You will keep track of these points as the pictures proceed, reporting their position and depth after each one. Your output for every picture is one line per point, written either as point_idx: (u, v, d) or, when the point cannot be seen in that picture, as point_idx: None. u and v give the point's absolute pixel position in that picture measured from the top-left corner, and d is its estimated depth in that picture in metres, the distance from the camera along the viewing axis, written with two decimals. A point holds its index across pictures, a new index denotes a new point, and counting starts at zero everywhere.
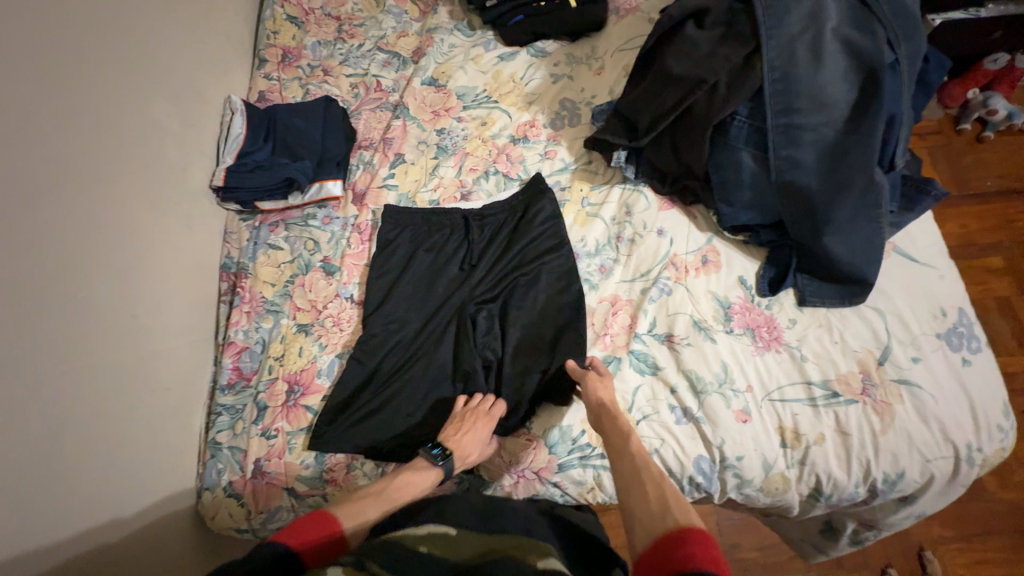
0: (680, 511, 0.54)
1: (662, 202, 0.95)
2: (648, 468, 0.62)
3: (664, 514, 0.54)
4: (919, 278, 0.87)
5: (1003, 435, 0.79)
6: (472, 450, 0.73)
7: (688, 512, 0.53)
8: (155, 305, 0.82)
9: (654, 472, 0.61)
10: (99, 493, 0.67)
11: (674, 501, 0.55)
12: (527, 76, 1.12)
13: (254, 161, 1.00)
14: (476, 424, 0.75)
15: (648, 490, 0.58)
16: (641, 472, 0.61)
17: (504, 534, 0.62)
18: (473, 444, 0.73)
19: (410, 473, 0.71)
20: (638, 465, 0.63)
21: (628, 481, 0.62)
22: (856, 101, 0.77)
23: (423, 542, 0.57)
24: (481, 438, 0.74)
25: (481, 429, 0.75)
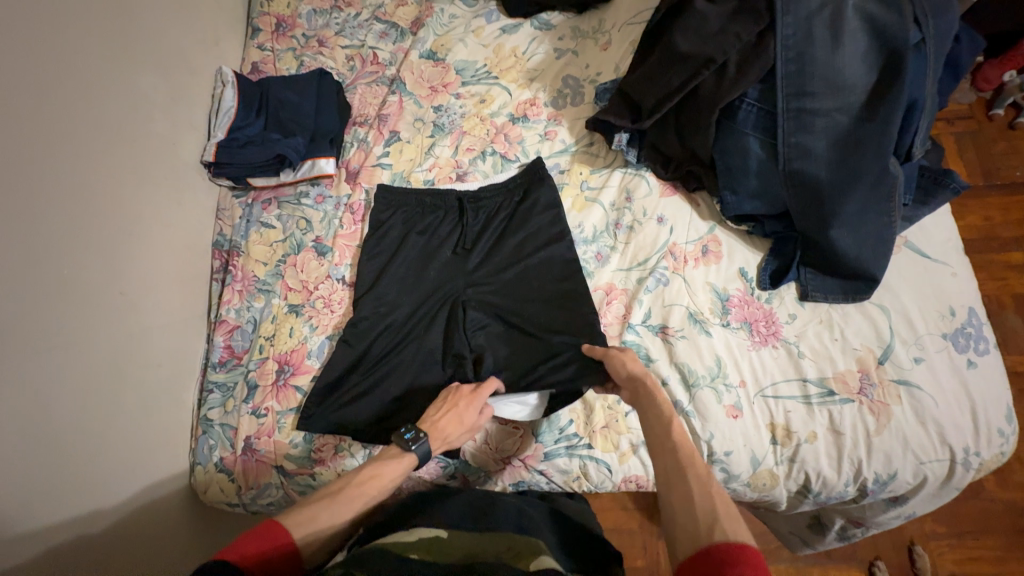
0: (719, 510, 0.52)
1: (664, 188, 0.92)
2: (692, 462, 0.58)
3: (712, 521, 0.51)
4: (930, 274, 0.83)
5: (1004, 441, 0.76)
6: (453, 430, 0.70)
7: (737, 520, 0.51)
8: (146, 284, 0.82)
9: (702, 468, 0.57)
10: (88, 465, 0.68)
11: (723, 508, 0.52)
12: (530, 50, 1.07)
13: (246, 136, 0.98)
14: (459, 404, 0.72)
15: (695, 487, 0.55)
16: (687, 466, 0.57)
17: (496, 536, 0.63)
18: (454, 424, 0.70)
19: (379, 464, 0.66)
20: (683, 456, 0.58)
21: (669, 471, 0.58)
22: (874, 85, 0.73)
23: (413, 549, 0.58)
24: (463, 417, 0.71)
25: (464, 409, 0.71)
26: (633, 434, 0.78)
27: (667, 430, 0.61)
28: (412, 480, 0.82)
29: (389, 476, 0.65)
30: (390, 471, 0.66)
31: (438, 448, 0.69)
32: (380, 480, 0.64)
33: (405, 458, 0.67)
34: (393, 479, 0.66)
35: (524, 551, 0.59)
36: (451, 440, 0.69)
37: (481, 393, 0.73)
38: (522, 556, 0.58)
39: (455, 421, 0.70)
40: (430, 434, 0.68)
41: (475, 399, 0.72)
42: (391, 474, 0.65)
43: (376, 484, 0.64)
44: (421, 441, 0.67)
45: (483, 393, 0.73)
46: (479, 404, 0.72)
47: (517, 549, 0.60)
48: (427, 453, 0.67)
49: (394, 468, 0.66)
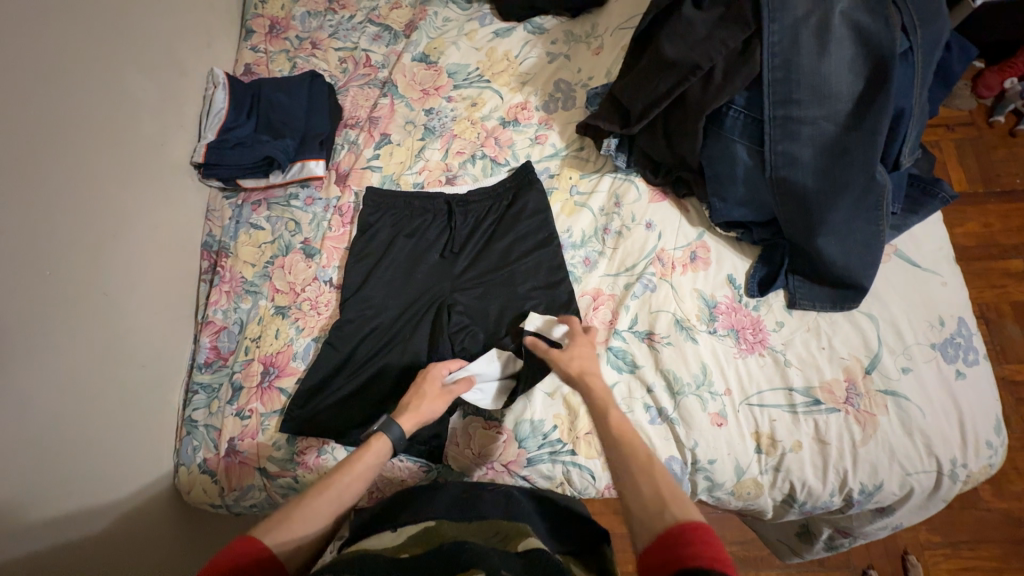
0: (672, 499, 0.53)
1: (653, 193, 0.91)
2: (634, 453, 0.57)
3: (661, 507, 0.52)
4: (919, 284, 0.82)
5: (991, 453, 0.75)
6: (418, 401, 0.71)
7: (683, 502, 0.52)
8: (131, 283, 0.82)
9: (644, 457, 0.57)
10: (71, 465, 0.68)
11: (669, 491, 0.53)
12: (522, 54, 1.07)
13: (236, 137, 0.99)
14: (416, 381, 0.74)
15: (642, 479, 0.55)
16: (630, 458, 0.57)
17: (482, 525, 0.62)
18: (418, 399, 0.71)
19: (352, 456, 0.64)
20: (622, 452, 0.58)
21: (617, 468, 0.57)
22: (862, 93, 0.72)
23: (404, 550, 0.57)
24: (428, 390, 0.72)
25: (421, 381, 0.73)
26: None
27: (605, 422, 0.61)
28: (395, 484, 0.82)
29: (361, 461, 0.63)
30: (367, 458, 0.64)
31: (411, 422, 0.69)
32: (350, 467, 0.63)
33: (377, 442, 0.65)
34: (366, 465, 0.64)
35: (511, 534, 0.60)
36: (422, 411, 0.70)
37: (436, 365, 0.75)
38: (511, 540, 0.58)
39: (420, 396, 0.72)
40: (395, 415, 0.69)
41: (432, 371, 0.74)
42: (364, 461, 0.64)
43: (344, 472, 0.62)
44: (389, 422, 0.67)
45: (439, 364, 0.75)
46: (439, 372, 0.74)
47: (504, 533, 0.60)
48: (400, 436, 0.67)
49: (368, 455, 0.64)
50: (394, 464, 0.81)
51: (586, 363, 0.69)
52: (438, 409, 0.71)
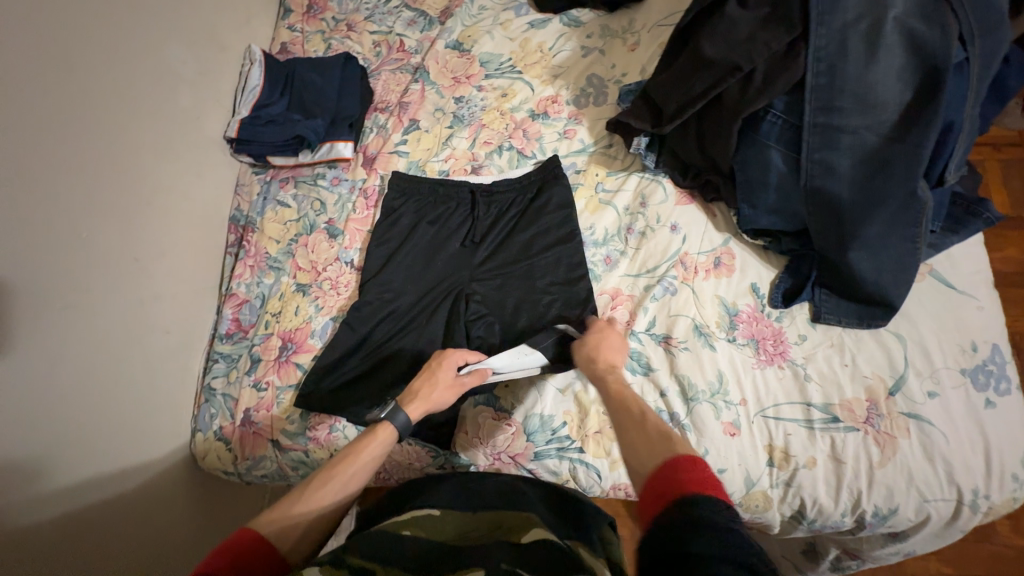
0: (663, 441, 0.55)
1: (681, 195, 0.90)
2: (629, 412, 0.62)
3: (657, 446, 0.55)
4: (953, 306, 0.79)
5: (1017, 487, 0.72)
6: (431, 391, 0.71)
7: (676, 440, 0.55)
8: (159, 251, 0.84)
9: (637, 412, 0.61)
10: (95, 422, 0.71)
11: (660, 433, 0.57)
12: (556, 47, 1.05)
13: (269, 115, 1.00)
14: (431, 365, 0.73)
15: (637, 431, 0.59)
16: (625, 419, 0.61)
17: (484, 515, 0.62)
18: (429, 387, 0.71)
19: (357, 445, 0.66)
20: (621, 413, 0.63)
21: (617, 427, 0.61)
22: (910, 104, 0.69)
23: (408, 526, 0.59)
24: (440, 379, 0.72)
25: (435, 367, 0.73)
26: None
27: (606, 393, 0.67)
28: (404, 467, 0.83)
29: (368, 451, 0.65)
30: (373, 448, 0.65)
31: (419, 410, 0.69)
32: (356, 457, 0.64)
33: (380, 430, 0.67)
34: (372, 455, 0.65)
35: (517, 526, 0.59)
36: (432, 400, 0.70)
37: (453, 353, 0.74)
38: (514, 533, 0.58)
39: (432, 384, 0.71)
40: (403, 402, 0.69)
41: (448, 359, 0.73)
42: (370, 451, 0.65)
43: (351, 462, 0.63)
44: (395, 408, 0.68)
45: (457, 352, 0.74)
46: (454, 362, 0.73)
47: (506, 525, 0.60)
48: (405, 422, 0.68)
49: (372, 444, 0.66)
50: (403, 447, 0.82)
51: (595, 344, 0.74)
52: (448, 400, 0.71)
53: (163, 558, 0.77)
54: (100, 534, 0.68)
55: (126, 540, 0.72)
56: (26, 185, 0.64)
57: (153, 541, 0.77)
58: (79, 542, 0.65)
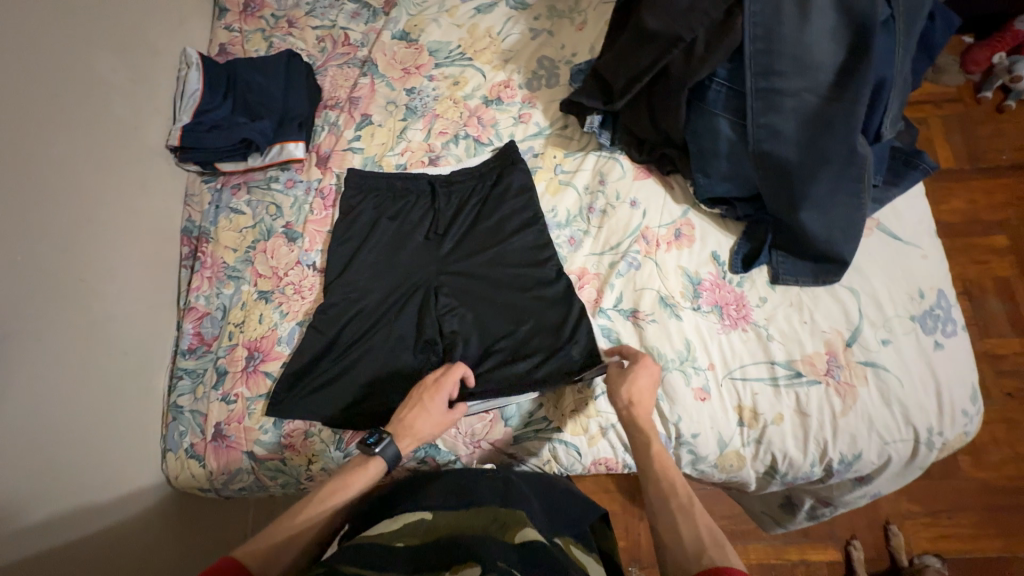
0: (715, 550, 0.57)
1: (638, 171, 0.91)
2: (676, 493, 0.63)
3: (699, 552, 0.57)
4: (900, 257, 0.83)
5: (967, 421, 0.77)
6: (424, 428, 0.70)
7: (724, 552, 0.56)
8: (108, 270, 0.81)
9: (685, 499, 0.62)
10: (55, 453, 0.68)
11: (709, 539, 0.58)
12: (504, 30, 1.04)
13: (212, 119, 0.96)
14: (429, 388, 0.72)
15: (683, 521, 0.60)
16: (671, 497, 0.63)
17: (481, 511, 0.61)
18: (420, 423, 0.70)
19: (345, 476, 0.67)
20: (666, 489, 0.64)
21: (656, 500, 0.64)
22: (844, 63, 0.71)
23: (400, 537, 0.57)
24: (429, 416, 0.71)
25: (434, 392, 0.72)
26: (602, 417, 0.78)
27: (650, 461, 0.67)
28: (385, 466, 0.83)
29: (357, 483, 0.66)
30: (361, 479, 0.67)
31: (409, 445, 0.70)
32: (346, 491, 0.65)
33: (371, 464, 0.67)
34: (360, 487, 0.67)
35: (510, 522, 0.58)
36: (422, 436, 0.70)
37: (443, 387, 0.72)
38: (508, 529, 0.57)
39: (421, 421, 0.70)
40: (395, 435, 0.69)
41: (437, 395, 0.71)
42: (358, 483, 0.66)
43: (340, 496, 0.65)
44: (386, 442, 0.67)
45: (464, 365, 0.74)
46: (443, 396, 0.72)
47: (503, 521, 0.59)
48: (395, 454, 0.68)
49: (362, 476, 0.67)
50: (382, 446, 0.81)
51: (634, 390, 0.70)
52: (438, 433, 0.72)
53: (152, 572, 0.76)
54: (75, 559, 0.67)
55: (107, 561, 0.70)
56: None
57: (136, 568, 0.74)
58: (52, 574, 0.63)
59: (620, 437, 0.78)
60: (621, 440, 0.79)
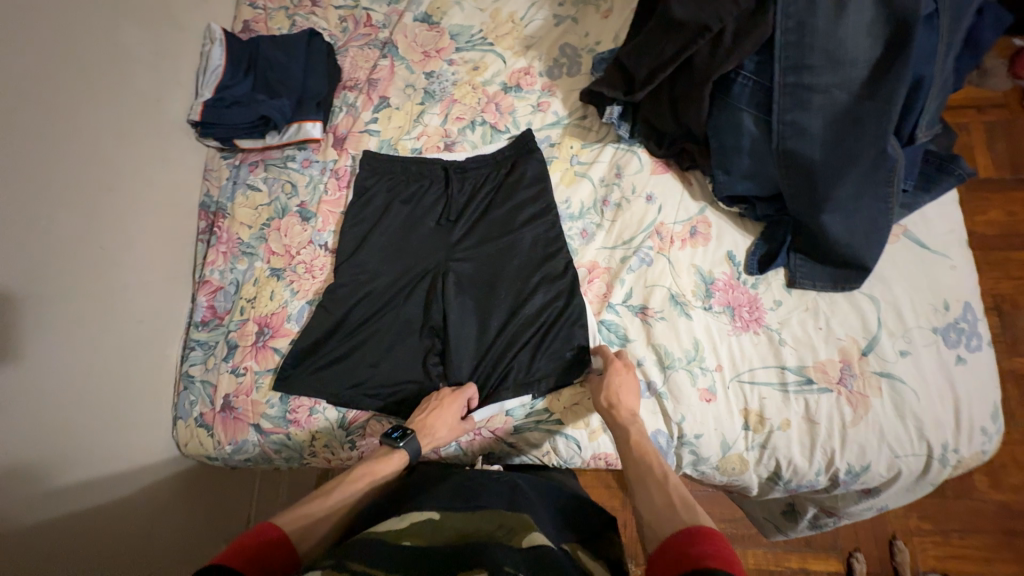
0: (686, 510, 0.56)
1: (656, 165, 0.89)
2: (650, 469, 0.64)
3: (672, 512, 0.57)
4: (926, 266, 0.79)
5: (985, 440, 0.74)
6: (440, 430, 0.74)
7: (696, 512, 0.56)
8: (127, 239, 0.83)
9: (660, 473, 0.63)
10: (69, 414, 0.70)
11: (682, 503, 0.57)
12: (528, 16, 1.02)
13: (234, 96, 0.97)
14: (449, 396, 0.76)
15: (655, 491, 0.61)
16: (646, 477, 0.63)
17: (487, 514, 0.61)
18: (438, 425, 0.74)
19: (372, 463, 0.70)
20: (643, 466, 0.65)
21: (634, 477, 0.65)
22: (880, 59, 0.68)
23: (406, 536, 0.56)
24: (445, 419, 0.74)
25: (452, 399, 0.75)
26: None
27: (625, 440, 0.69)
28: None
29: (383, 473, 0.69)
30: (384, 469, 0.70)
31: (427, 444, 0.73)
32: (374, 478, 0.69)
33: (396, 455, 0.71)
34: (384, 476, 0.70)
35: (516, 527, 0.58)
36: (438, 437, 0.73)
37: (462, 395, 0.76)
38: (514, 534, 0.57)
39: (438, 423, 0.74)
40: (416, 431, 0.72)
41: (456, 401, 0.75)
42: (385, 472, 0.70)
43: (369, 480, 0.68)
44: (410, 436, 0.71)
45: (477, 387, 0.77)
46: (460, 404, 0.76)
47: (509, 526, 0.59)
48: (418, 449, 0.72)
49: (386, 466, 0.70)
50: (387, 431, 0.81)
51: (615, 396, 0.72)
52: (451, 437, 0.75)
53: (148, 543, 0.78)
54: (81, 522, 0.69)
55: (108, 525, 0.73)
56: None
57: (139, 534, 0.77)
58: (55, 542, 0.65)
59: None
60: None
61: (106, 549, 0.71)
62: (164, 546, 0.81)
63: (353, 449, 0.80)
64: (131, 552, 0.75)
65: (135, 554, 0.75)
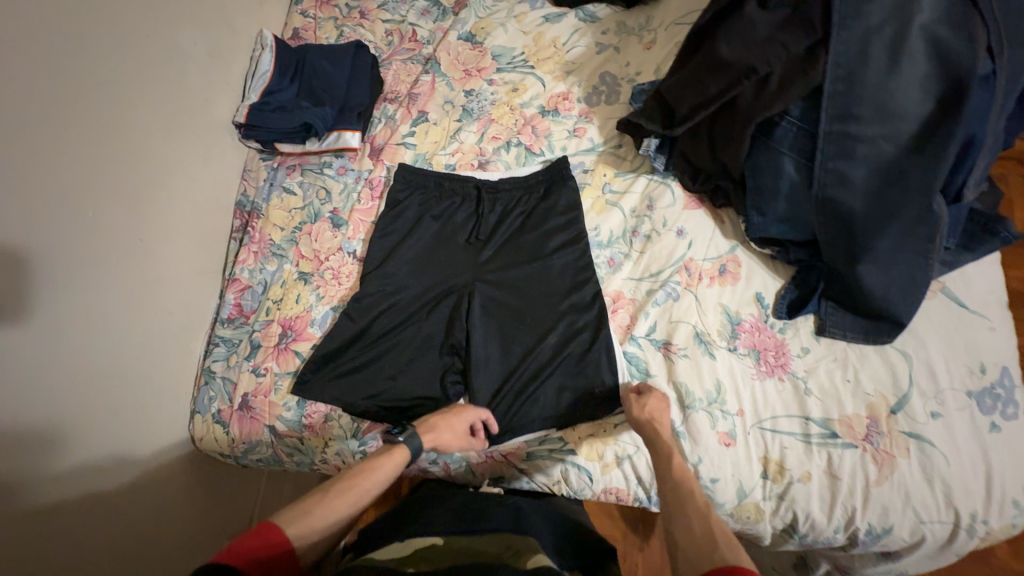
0: (728, 548, 0.53)
1: (689, 200, 0.88)
2: (692, 497, 0.62)
3: (713, 547, 0.53)
4: (963, 326, 0.77)
5: (1019, 513, 0.71)
6: (442, 438, 0.73)
7: (737, 551, 0.53)
8: (165, 236, 0.85)
9: (702, 505, 0.60)
10: (96, 403, 0.72)
11: (722, 537, 0.55)
12: (570, 42, 1.04)
13: (278, 101, 1.00)
14: (458, 407, 0.76)
15: (697, 520, 0.58)
16: (688, 502, 0.61)
17: (494, 538, 0.61)
18: (442, 434, 0.74)
19: (373, 461, 0.68)
20: (683, 494, 0.63)
21: (672, 503, 0.62)
22: (931, 116, 0.66)
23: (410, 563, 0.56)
24: (452, 428, 0.74)
25: (463, 412, 0.75)
26: (620, 446, 0.77)
27: (667, 467, 0.66)
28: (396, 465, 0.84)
29: (382, 469, 0.67)
30: (385, 467, 0.68)
31: (428, 444, 0.73)
32: (372, 474, 0.66)
33: (395, 453, 0.69)
34: (386, 473, 0.67)
35: (522, 549, 0.58)
36: (439, 443, 0.73)
37: (472, 408, 0.76)
38: (519, 556, 0.56)
39: (443, 430, 0.74)
40: (418, 429, 0.73)
41: (465, 413, 0.75)
42: (386, 470, 0.68)
43: (368, 478, 0.66)
44: (412, 433, 0.71)
45: (491, 410, 0.77)
46: (471, 419, 0.75)
47: (516, 548, 0.58)
48: (418, 447, 0.71)
49: (386, 464, 0.68)
50: None
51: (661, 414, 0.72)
52: (453, 447, 0.75)
53: (159, 536, 0.78)
54: (98, 504, 0.70)
55: (126, 513, 0.73)
56: (23, 162, 0.63)
57: (151, 525, 0.77)
58: (73, 525, 0.65)
59: (635, 470, 0.76)
60: (636, 473, 0.77)
61: (117, 537, 0.71)
62: (174, 542, 0.80)
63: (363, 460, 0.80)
64: (141, 543, 0.75)
65: (146, 545, 0.75)
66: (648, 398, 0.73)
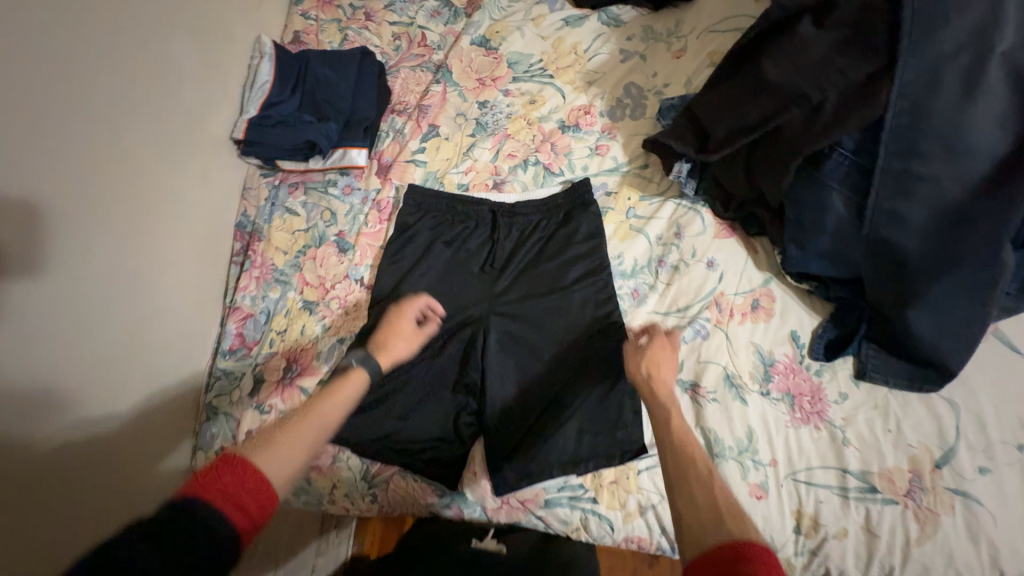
0: (734, 519, 0.47)
1: (719, 228, 0.82)
2: (694, 453, 0.55)
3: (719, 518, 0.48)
4: (1016, 375, 0.71)
5: None
6: (396, 342, 0.70)
7: (745, 522, 0.47)
8: (163, 263, 0.80)
9: (703, 468, 0.53)
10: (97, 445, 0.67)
11: (726, 505, 0.49)
12: (592, 48, 0.96)
13: (280, 114, 0.94)
14: (392, 317, 0.73)
15: (700, 484, 0.52)
16: (687, 461, 0.54)
17: None
18: (393, 337, 0.70)
19: (328, 388, 0.59)
20: (685, 453, 0.55)
21: (674, 458, 0.55)
22: (1006, 155, 0.60)
23: None
24: (399, 328, 0.71)
25: (400, 309, 0.73)
26: (644, 495, 0.72)
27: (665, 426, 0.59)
28: (406, 503, 0.77)
29: (342, 392, 0.58)
30: (345, 390, 0.59)
31: (387, 361, 0.67)
32: (332, 397, 0.57)
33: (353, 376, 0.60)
34: (347, 398, 0.59)
35: None
36: (397, 349, 0.69)
37: (408, 304, 0.74)
38: None
39: (395, 335, 0.71)
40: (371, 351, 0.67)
41: (404, 311, 0.73)
42: (346, 393, 0.59)
43: (327, 401, 0.57)
44: (365, 354, 0.64)
45: (427, 296, 0.76)
46: (410, 311, 0.73)
47: None
48: (378, 367, 0.65)
49: (346, 388, 0.59)
50: (409, 483, 0.76)
51: (657, 369, 0.67)
52: (412, 348, 0.71)
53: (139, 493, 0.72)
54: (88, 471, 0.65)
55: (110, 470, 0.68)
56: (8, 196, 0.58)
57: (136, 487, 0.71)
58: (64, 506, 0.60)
59: (660, 521, 0.71)
60: (661, 524, 0.72)
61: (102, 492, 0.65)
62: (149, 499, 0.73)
63: (372, 501, 0.77)
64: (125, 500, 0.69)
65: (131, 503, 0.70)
66: (647, 351, 0.69)
